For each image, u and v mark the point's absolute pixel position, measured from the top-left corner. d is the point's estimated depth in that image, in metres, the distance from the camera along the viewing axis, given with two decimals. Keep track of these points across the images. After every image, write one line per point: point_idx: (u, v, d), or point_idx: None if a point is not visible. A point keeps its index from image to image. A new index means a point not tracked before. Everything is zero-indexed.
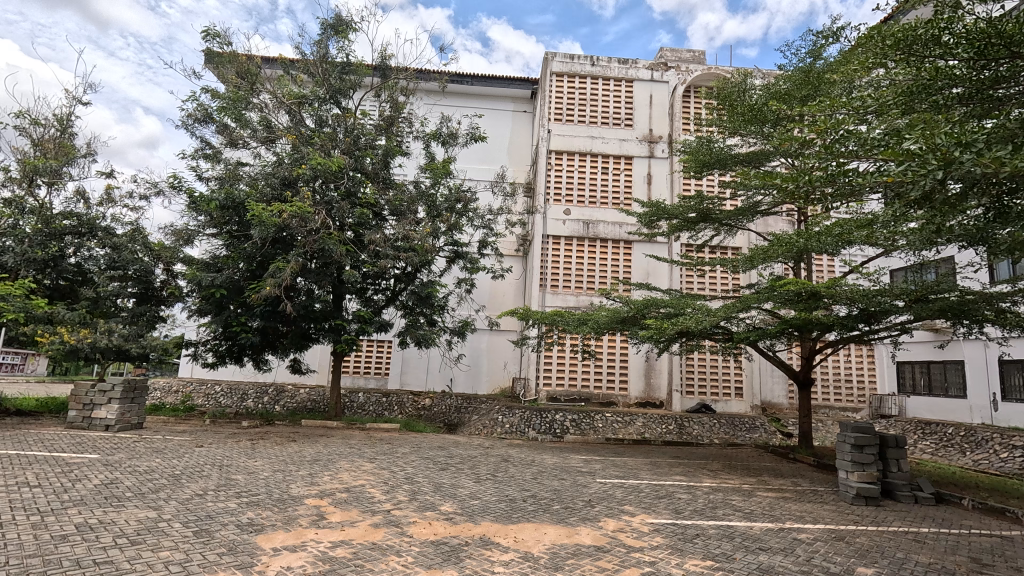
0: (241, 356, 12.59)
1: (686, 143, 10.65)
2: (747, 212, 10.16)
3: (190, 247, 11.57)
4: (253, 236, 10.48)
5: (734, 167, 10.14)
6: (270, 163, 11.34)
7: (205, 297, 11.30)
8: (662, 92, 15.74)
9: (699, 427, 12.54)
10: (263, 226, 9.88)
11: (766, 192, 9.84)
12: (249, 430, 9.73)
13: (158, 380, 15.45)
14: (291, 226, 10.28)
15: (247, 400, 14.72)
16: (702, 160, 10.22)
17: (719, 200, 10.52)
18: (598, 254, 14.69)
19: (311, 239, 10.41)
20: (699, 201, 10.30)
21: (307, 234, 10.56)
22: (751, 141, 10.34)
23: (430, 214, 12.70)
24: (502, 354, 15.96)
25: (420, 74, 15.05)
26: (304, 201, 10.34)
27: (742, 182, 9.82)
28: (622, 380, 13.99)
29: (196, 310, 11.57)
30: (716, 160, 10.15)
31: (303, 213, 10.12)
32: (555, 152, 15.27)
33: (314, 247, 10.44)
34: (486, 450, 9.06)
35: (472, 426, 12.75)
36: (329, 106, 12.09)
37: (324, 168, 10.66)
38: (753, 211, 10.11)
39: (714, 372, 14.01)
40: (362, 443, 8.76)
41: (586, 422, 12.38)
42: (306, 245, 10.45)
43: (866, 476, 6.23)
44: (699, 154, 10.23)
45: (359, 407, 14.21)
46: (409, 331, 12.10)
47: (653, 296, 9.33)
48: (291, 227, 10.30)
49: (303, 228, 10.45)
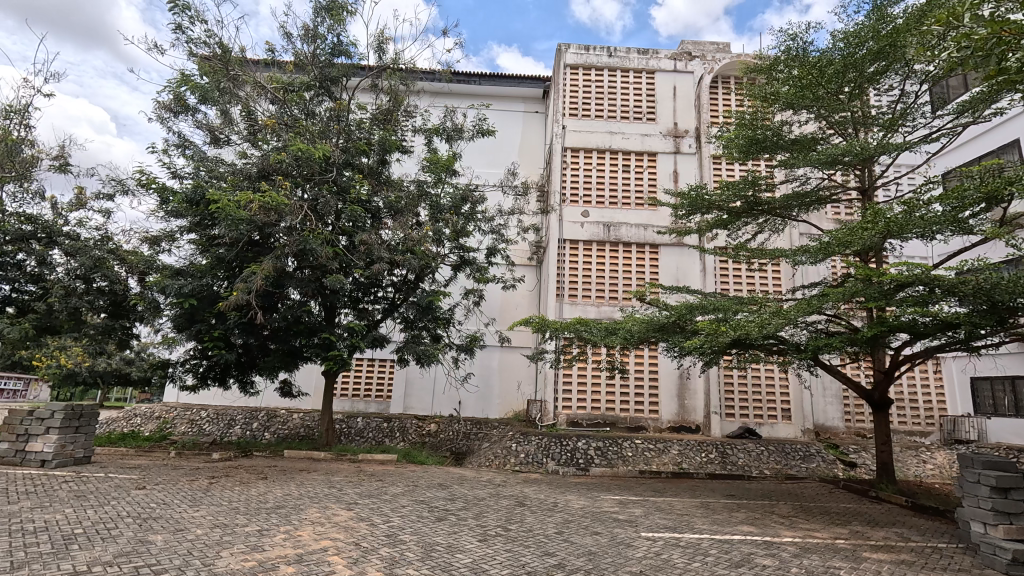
0: (220, 378, 11.23)
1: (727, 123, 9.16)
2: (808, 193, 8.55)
3: (163, 254, 10.30)
4: (226, 236, 9.21)
5: (788, 147, 8.62)
6: (254, 158, 10.12)
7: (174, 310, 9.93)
8: (687, 84, 14.37)
9: (745, 456, 10.83)
10: (230, 222, 8.57)
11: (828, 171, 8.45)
12: (217, 464, 8.21)
13: (140, 407, 14.13)
14: (270, 221, 9.03)
15: (234, 427, 13.27)
16: (750, 136, 8.69)
17: (770, 186, 8.91)
18: (620, 259, 13.15)
19: (291, 238, 9.07)
20: (749, 179, 8.65)
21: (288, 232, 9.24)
22: (805, 118, 8.83)
23: (433, 215, 11.35)
24: (516, 373, 14.35)
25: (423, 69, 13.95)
26: (280, 192, 9.05)
27: (803, 156, 8.21)
28: (652, 402, 12.29)
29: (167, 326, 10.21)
30: (767, 139, 8.64)
31: (278, 206, 8.81)
32: (571, 150, 13.92)
33: (294, 248, 9.09)
34: (497, 489, 7.43)
35: (481, 456, 11.09)
36: (320, 95, 10.86)
37: (308, 155, 9.40)
38: (815, 193, 8.52)
39: (757, 392, 12.32)
40: (346, 481, 7.21)
41: (613, 451, 10.75)
42: (287, 246, 9.13)
43: (1016, 533, 4.54)
44: (746, 131, 8.71)
45: (356, 435, 12.68)
46: (407, 346, 10.59)
47: (698, 298, 7.78)
48: (269, 222, 9.05)
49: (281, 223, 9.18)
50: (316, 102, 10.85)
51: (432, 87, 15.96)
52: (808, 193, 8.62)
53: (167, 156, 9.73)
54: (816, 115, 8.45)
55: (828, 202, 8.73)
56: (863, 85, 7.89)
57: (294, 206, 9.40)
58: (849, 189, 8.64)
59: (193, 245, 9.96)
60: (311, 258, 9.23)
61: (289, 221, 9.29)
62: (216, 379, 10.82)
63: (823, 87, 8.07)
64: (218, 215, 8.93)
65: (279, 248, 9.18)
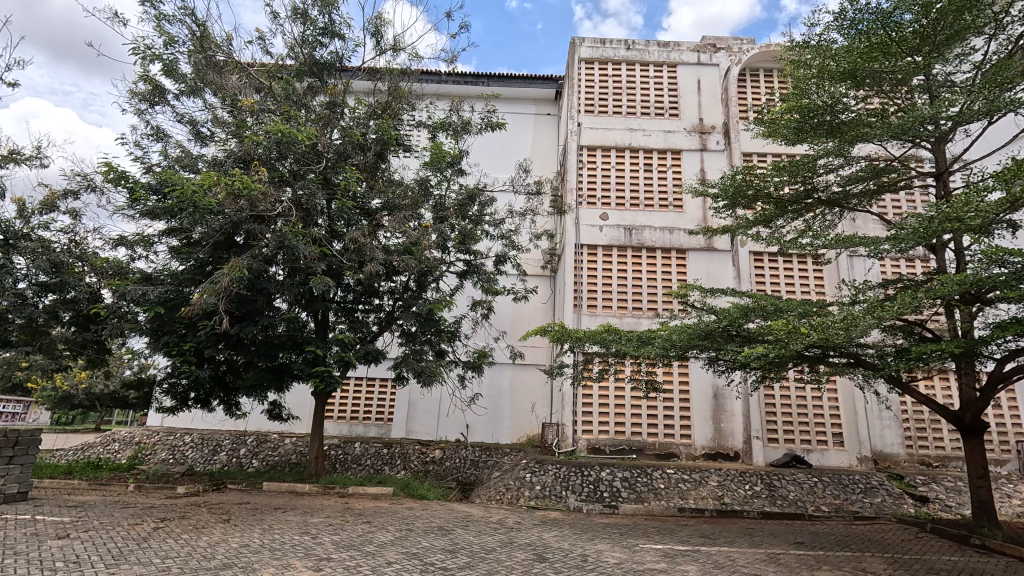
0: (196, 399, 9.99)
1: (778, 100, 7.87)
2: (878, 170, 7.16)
3: (134, 259, 9.17)
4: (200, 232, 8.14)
5: (849, 124, 7.30)
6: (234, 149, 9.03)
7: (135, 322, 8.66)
8: (712, 77, 13.29)
9: (796, 489, 9.37)
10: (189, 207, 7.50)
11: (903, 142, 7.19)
12: (179, 501, 6.93)
13: (120, 432, 13.01)
14: (247, 210, 8.16)
15: (219, 454, 12.03)
16: (803, 112, 7.43)
17: (831, 167, 7.50)
18: (644, 267, 11.90)
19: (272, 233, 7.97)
20: (804, 162, 7.37)
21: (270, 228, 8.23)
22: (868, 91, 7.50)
23: (438, 216, 10.25)
24: (529, 393, 12.98)
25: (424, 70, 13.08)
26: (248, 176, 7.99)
27: (869, 132, 6.94)
28: (684, 425, 10.86)
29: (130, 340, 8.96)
30: (822, 117, 7.39)
31: (249, 192, 7.75)
32: (587, 148, 12.80)
33: (274, 246, 8.00)
34: (511, 534, 6.08)
35: (491, 489, 9.72)
36: (312, 85, 9.77)
37: (293, 137, 8.48)
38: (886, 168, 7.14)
39: (802, 414, 10.94)
40: (324, 526, 5.87)
41: (643, 482, 9.38)
42: (267, 244, 8.01)
43: None
44: (795, 107, 7.48)
45: (352, 463, 11.38)
46: (405, 361, 9.30)
47: (752, 301, 6.51)
48: (246, 212, 8.19)
49: (262, 214, 8.43)
50: (307, 91, 9.84)
51: (432, 86, 14.86)
52: (888, 166, 7.16)
53: (138, 146, 8.67)
54: (881, 90, 7.22)
55: (896, 189, 7.46)
56: (941, 47, 6.63)
57: (277, 198, 8.44)
58: (923, 175, 7.35)
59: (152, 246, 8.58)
60: (293, 258, 8.08)
61: (274, 214, 8.51)
62: (188, 402, 9.51)
63: (892, 52, 6.75)
64: (184, 205, 7.92)
65: (259, 246, 8.11)
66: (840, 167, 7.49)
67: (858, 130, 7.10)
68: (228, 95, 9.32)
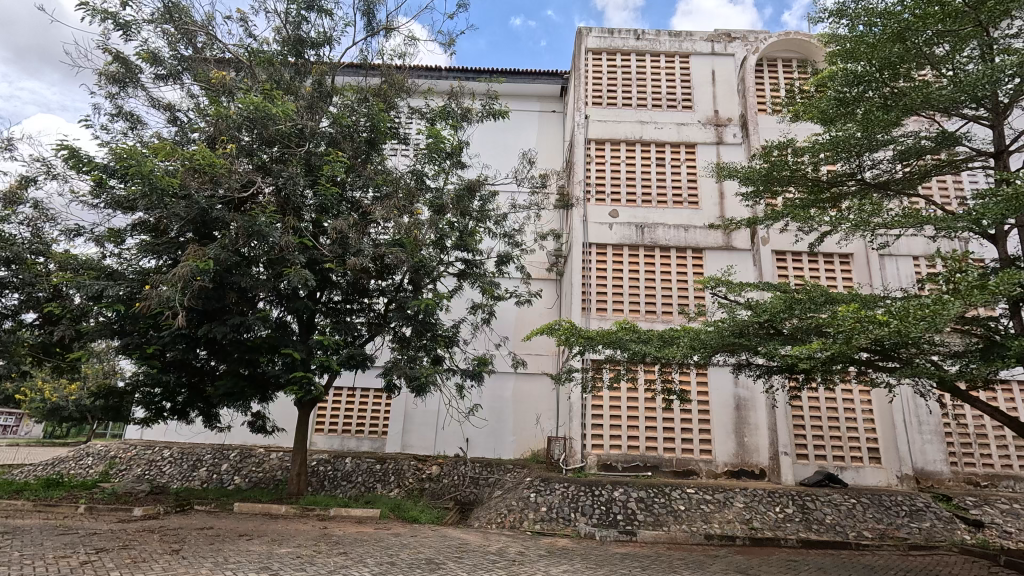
0: (162, 410, 9.03)
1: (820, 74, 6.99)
2: (939, 142, 6.24)
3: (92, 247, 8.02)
4: (167, 219, 7.36)
5: (899, 95, 6.34)
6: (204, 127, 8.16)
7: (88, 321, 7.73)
8: (727, 67, 12.53)
9: (833, 512, 8.38)
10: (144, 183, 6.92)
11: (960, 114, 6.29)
12: (131, 527, 6.06)
13: (97, 445, 12.16)
14: (215, 189, 7.44)
15: (199, 469, 11.13)
16: (843, 83, 6.58)
17: (883, 142, 6.52)
18: (657, 268, 11.02)
19: (243, 218, 7.17)
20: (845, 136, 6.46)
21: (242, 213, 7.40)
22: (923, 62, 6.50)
23: (434, 211, 9.42)
24: (534, 405, 12.01)
25: (416, 70, 12.78)
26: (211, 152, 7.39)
27: (926, 98, 6.06)
28: (705, 439, 9.87)
29: (87, 343, 8.01)
30: (868, 87, 6.46)
31: (211, 167, 7.13)
32: (595, 142, 12.01)
33: (243, 230, 7.20)
34: (513, 569, 5.17)
35: (491, 509, 8.78)
36: (298, 66, 9.00)
37: (269, 114, 7.70)
38: (951, 136, 6.19)
39: (834, 427, 9.96)
40: (290, 559, 4.97)
41: (660, 503, 8.46)
42: (236, 228, 7.19)
43: None
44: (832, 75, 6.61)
45: (342, 479, 10.46)
46: (395, 367, 8.39)
47: (792, 294, 5.62)
48: (214, 192, 7.49)
49: (234, 197, 7.72)
50: (291, 73, 9.07)
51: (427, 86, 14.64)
52: (949, 139, 6.23)
53: (104, 128, 7.87)
54: (933, 57, 6.33)
55: (950, 171, 6.56)
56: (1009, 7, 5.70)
57: (245, 175, 7.71)
58: (981, 154, 6.38)
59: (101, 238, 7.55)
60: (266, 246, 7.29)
61: (242, 196, 7.82)
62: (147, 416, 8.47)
63: (952, 11, 5.76)
64: (147, 186, 7.14)
65: (229, 233, 7.31)
66: (891, 143, 6.52)
67: (908, 95, 6.20)
68: (201, 72, 8.49)
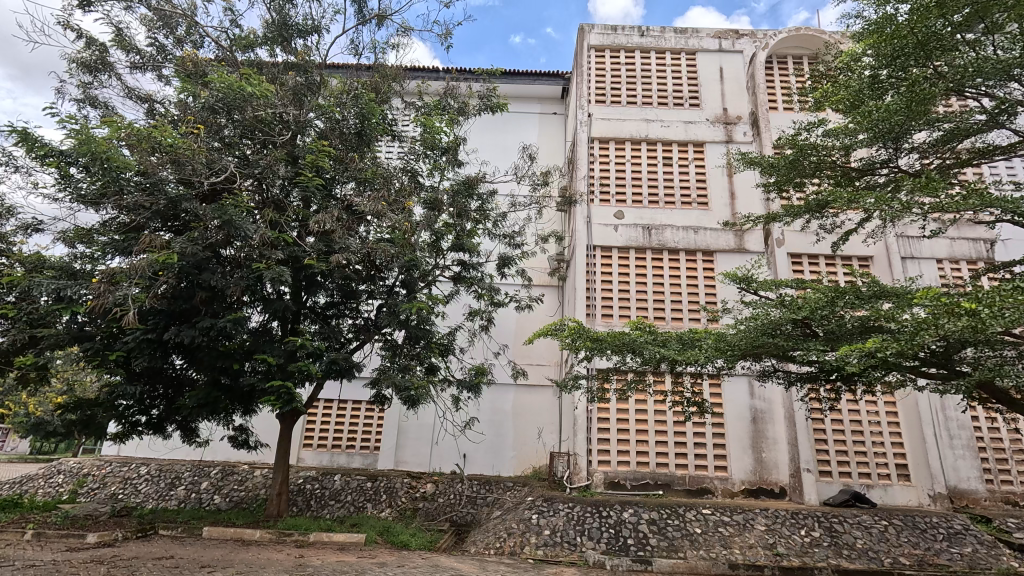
0: (127, 426, 8.24)
1: (856, 51, 6.37)
2: (982, 125, 5.64)
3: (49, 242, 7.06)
4: (133, 207, 6.74)
5: (945, 72, 5.71)
6: (179, 115, 7.56)
7: (45, 325, 7.02)
8: (735, 64, 12.04)
9: (865, 537, 7.63)
10: (104, 162, 6.40)
11: (1008, 94, 5.70)
12: (80, 557, 5.33)
13: (70, 462, 11.39)
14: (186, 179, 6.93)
15: (176, 488, 10.34)
16: (882, 58, 5.98)
17: (924, 123, 5.89)
18: (666, 271, 10.40)
19: (214, 207, 6.62)
20: (885, 117, 5.76)
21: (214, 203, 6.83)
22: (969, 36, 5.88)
23: (428, 209, 8.80)
24: (535, 418, 11.29)
25: (414, 72, 12.66)
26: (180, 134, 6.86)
27: (975, 71, 5.46)
28: (720, 454, 9.14)
29: (43, 349, 7.22)
30: (908, 64, 5.84)
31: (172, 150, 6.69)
32: (599, 141, 11.46)
33: (215, 221, 6.67)
34: None
35: (490, 531, 8.04)
36: (283, 55, 8.46)
37: (244, 97, 7.17)
38: (998, 118, 5.60)
39: (859, 442, 9.24)
40: None
41: (674, 525, 7.73)
42: (207, 219, 6.64)
43: None
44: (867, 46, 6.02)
45: (330, 499, 9.70)
46: (385, 376, 7.70)
47: (830, 289, 4.97)
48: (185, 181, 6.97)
49: (207, 187, 7.15)
50: (276, 62, 8.53)
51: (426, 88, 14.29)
52: (996, 122, 5.62)
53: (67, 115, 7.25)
54: (978, 30, 5.72)
55: (995, 158, 5.95)
56: None
57: (219, 163, 7.10)
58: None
59: (64, 234, 6.93)
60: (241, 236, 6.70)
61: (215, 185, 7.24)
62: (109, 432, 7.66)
63: None
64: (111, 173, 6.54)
65: (200, 225, 6.76)
66: (934, 124, 5.90)
67: (955, 64, 5.58)
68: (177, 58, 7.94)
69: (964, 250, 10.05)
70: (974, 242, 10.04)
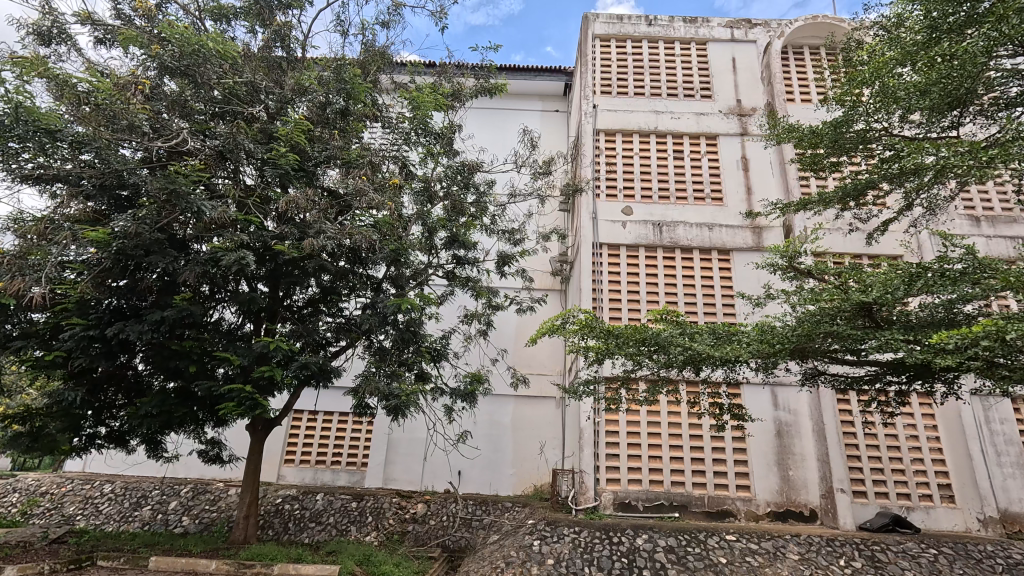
0: (79, 439, 7.20)
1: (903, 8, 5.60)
2: None
3: None
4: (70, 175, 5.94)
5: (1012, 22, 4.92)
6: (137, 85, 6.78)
7: None
8: (749, 53, 11.35)
9: (913, 567, 6.67)
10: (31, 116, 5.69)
11: None
12: None
13: (28, 479, 10.38)
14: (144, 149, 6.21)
15: (141, 509, 9.35)
16: (941, 4, 5.10)
17: (988, 84, 5.13)
18: (679, 271, 9.56)
19: (164, 180, 5.79)
20: (959, 65, 4.98)
21: (166, 176, 6.02)
22: None
23: (417, 198, 7.99)
24: (537, 432, 10.36)
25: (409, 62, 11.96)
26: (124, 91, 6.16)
27: None
28: (743, 473, 8.20)
29: None
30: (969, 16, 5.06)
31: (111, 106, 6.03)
32: (605, 133, 10.70)
33: (168, 197, 5.86)
34: None
35: (485, 559, 7.07)
36: (260, 27, 7.72)
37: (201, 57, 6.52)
38: None
39: (898, 460, 8.29)
40: None
41: (695, 553, 6.77)
42: (157, 195, 5.82)
43: None
44: None
45: (309, 521, 8.73)
46: (366, 382, 6.79)
47: None
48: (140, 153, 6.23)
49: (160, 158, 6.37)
50: (252, 34, 7.78)
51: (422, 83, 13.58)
52: None
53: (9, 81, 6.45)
54: None
55: None
56: None
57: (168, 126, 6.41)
58: None
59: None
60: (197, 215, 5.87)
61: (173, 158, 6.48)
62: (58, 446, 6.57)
63: None
64: (61, 141, 5.93)
65: (150, 202, 5.94)
66: (1000, 85, 5.13)
67: None
68: (142, 27, 7.22)
69: (1002, 248, 9.22)
70: (1011, 239, 9.21)
